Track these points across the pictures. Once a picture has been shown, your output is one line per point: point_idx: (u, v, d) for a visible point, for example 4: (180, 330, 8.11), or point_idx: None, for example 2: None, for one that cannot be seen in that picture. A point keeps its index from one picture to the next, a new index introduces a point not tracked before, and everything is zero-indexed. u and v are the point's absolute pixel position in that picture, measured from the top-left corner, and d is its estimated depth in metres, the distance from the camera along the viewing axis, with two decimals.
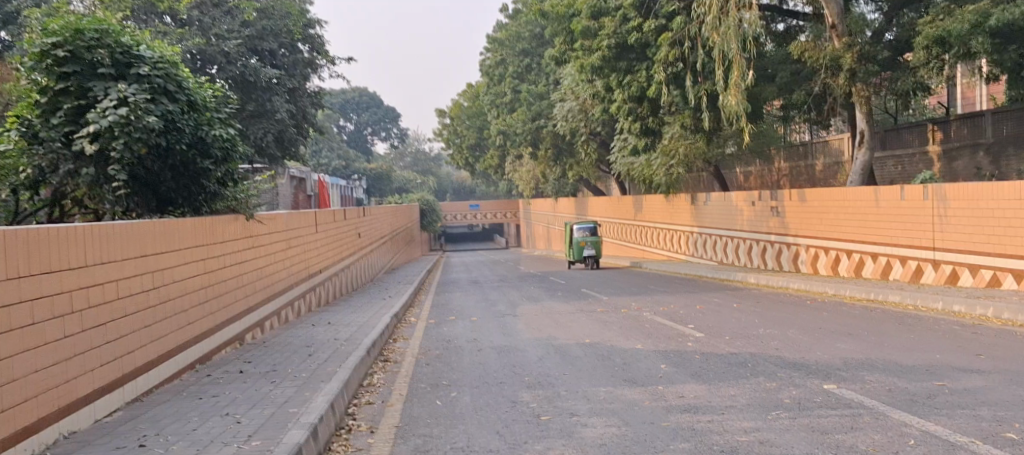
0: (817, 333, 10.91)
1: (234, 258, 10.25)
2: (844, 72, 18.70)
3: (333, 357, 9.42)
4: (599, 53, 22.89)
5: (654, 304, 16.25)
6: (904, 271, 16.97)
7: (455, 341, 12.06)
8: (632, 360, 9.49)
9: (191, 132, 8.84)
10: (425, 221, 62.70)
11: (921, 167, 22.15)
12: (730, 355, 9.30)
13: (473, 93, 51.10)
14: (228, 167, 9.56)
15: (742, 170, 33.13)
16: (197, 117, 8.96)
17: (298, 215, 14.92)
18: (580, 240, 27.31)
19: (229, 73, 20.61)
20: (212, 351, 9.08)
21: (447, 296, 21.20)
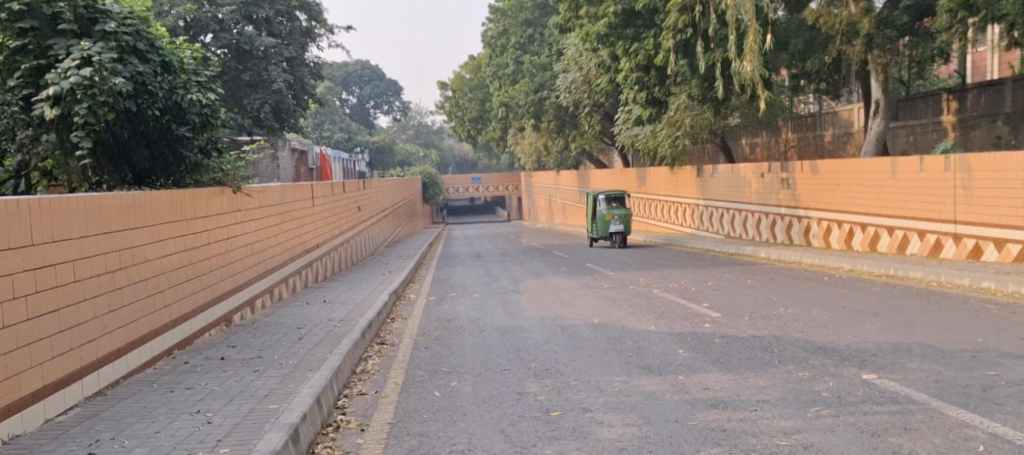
0: (841, 313, 10.24)
1: (220, 233, 9.60)
2: (861, 38, 17.92)
3: (321, 340, 8.70)
4: (605, 20, 22.13)
5: (664, 280, 15.57)
6: (923, 246, 16.20)
7: (455, 321, 11.40)
8: (645, 343, 8.82)
9: (165, 96, 8.27)
10: (426, 195, 61.99)
11: (937, 137, 21.32)
12: (751, 339, 8.63)
13: (474, 64, 50.22)
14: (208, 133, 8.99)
15: (748, 141, 32.36)
16: (172, 79, 8.41)
17: (293, 187, 14.23)
18: (607, 213, 23.69)
19: (221, 38, 20.02)
20: (194, 334, 8.48)
21: (449, 271, 20.55)
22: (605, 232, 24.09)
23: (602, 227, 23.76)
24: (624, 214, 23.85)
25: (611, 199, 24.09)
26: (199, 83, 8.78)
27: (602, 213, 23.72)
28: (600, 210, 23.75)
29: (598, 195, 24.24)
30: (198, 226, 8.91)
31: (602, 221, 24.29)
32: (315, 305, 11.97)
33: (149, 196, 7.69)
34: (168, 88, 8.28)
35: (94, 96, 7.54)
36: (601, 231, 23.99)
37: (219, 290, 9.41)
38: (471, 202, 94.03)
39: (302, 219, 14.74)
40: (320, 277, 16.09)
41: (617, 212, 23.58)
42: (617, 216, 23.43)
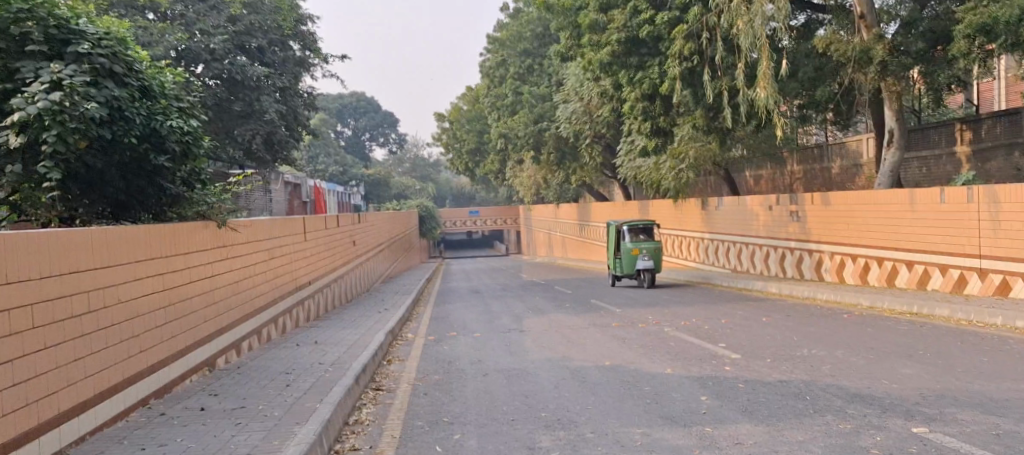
0: (869, 353, 9.62)
1: (205, 272, 9.00)
2: (874, 66, 17.34)
3: (316, 387, 8.06)
4: (608, 48, 21.58)
5: (675, 317, 14.91)
6: (945, 282, 15.65)
7: (456, 363, 10.75)
8: (664, 388, 8.18)
9: (142, 122, 7.72)
10: (424, 228, 61.23)
11: (950, 169, 20.79)
12: (779, 385, 8.01)
13: (473, 96, 49.76)
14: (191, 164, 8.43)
15: (751, 174, 31.83)
16: (151, 105, 7.89)
17: (283, 221, 13.63)
18: (633, 247, 21.07)
19: (215, 69, 19.39)
20: (174, 381, 7.87)
21: (449, 307, 19.92)
22: (631, 267, 21.43)
23: (628, 263, 21.11)
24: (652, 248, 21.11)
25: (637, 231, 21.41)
26: (182, 111, 8.27)
27: (627, 247, 21.09)
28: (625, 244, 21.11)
29: (620, 226, 21.62)
30: (180, 264, 8.32)
31: (626, 255, 21.57)
32: (308, 347, 11.33)
33: (121, 232, 7.09)
34: (145, 114, 7.75)
35: (66, 123, 7.07)
36: (626, 267, 21.34)
37: (203, 332, 8.80)
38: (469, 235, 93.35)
39: (293, 254, 14.11)
40: (313, 316, 15.43)
41: (645, 245, 20.97)
42: (646, 250, 20.80)
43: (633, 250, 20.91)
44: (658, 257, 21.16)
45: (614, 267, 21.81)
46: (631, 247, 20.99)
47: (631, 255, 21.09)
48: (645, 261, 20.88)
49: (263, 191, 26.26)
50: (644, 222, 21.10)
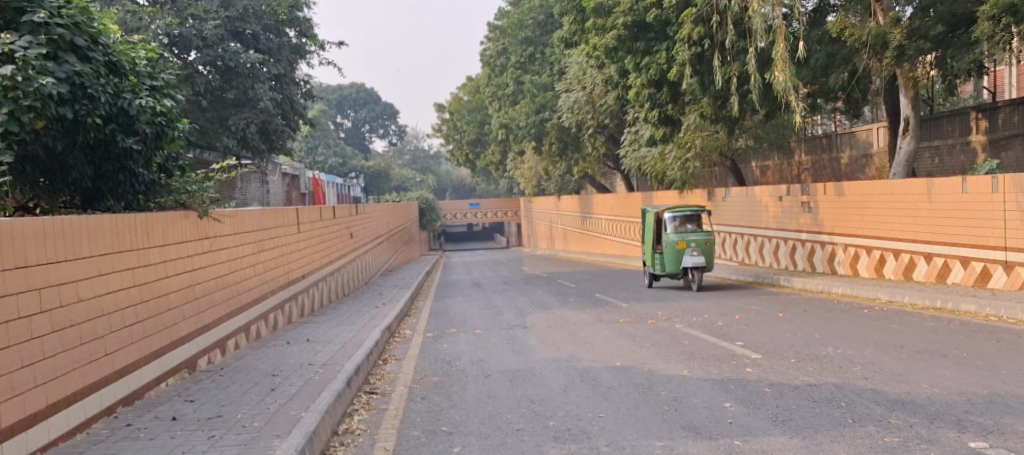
0: (899, 352, 8.96)
1: (183, 266, 8.37)
2: (891, 51, 16.71)
3: (301, 392, 7.39)
4: (614, 32, 20.98)
5: (686, 312, 14.23)
6: (966, 275, 14.96)
7: (457, 363, 10.07)
8: (683, 392, 7.53)
9: (108, 101, 7.29)
10: (425, 220, 60.51)
11: (965, 159, 20.06)
12: (808, 389, 7.36)
13: (473, 86, 48.97)
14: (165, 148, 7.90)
15: (759, 164, 31.12)
16: (117, 83, 7.42)
17: (275, 212, 12.97)
18: (679, 240, 17.56)
19: (206, 55, 18.66)
20: (147, 385, 7.30)
21: (449, 301, 19.28)
22: (676, 264, 17.82)
23: (672, 259, 17.64)
24: (703, 241, 17.48)
25: (682, 221, 17.78)
26: (154, 90, 7.89)
27: (671, 240, 17.54)
28: (670, 237, 17.61)
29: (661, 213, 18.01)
30: (154, 258, 7.67)
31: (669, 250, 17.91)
32: (298, 345, 10.66)
33: (84, 221, 6.49)
34: (112, 92, 7.32)
35: (18, 100, 6.74)
36: (670, 264, 17.76)
37: (181, 332, 8.18)
38: (469, 227, 92.68)
39: (286, 247, 13.44)
40: (308, 313, 14.74)
41: (693, 237, 17.48)
42: (694, 244, 17.33)
43: (679, 243, 17.45)
44: (709, 253, 17.56)
45: (655, 264, 18.34)
46: (677, 241, 17.50)
47: (676, 250, 17.61)
48: (695, 257, 17.40)
49: (257, 181, 25.48)
50: (692, 209, 17.50)
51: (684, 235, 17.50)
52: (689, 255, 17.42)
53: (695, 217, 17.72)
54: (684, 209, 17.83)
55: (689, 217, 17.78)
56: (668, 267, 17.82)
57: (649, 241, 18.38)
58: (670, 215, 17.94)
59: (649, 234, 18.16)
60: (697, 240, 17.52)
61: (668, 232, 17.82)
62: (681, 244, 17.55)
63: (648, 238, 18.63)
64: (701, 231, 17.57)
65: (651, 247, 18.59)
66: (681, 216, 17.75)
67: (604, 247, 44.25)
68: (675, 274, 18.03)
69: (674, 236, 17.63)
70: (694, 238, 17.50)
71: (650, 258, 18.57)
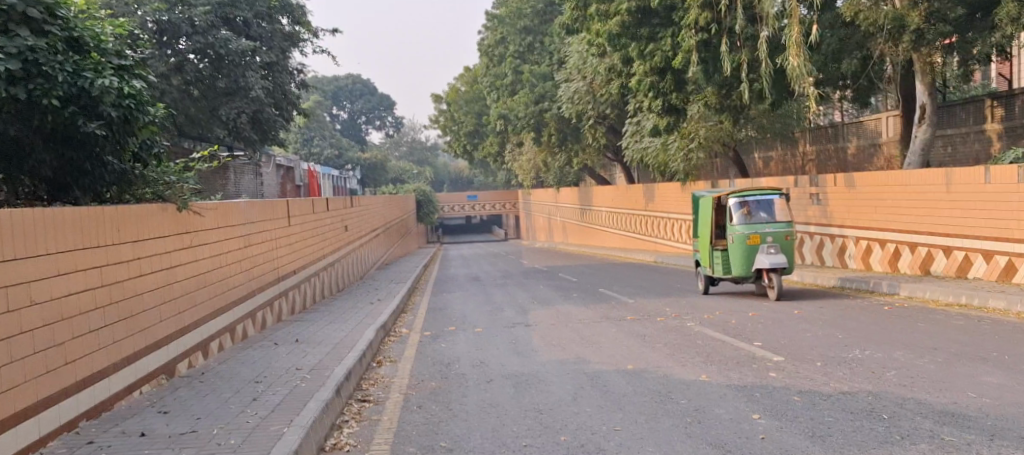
0: (932, 355, 8.35)
1: (158, 264, 7.71)
2: (908, 35, 15.96)
3: (285, 404, 6.81)
4: (617, 18, 20.18)
5: (695, 309, 13.61)
6: (989, 269, 14.35)
7: (456, 365, 9.45)
8: (705, 402, 6.92)
9: (65, 80, 6.81)
10: (422, 213, 59.81)
11: (979, 148, 19.40)
12: (840, 399, 6.77)
13: (471, 77, 48.23)
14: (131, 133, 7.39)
15: (760, 155, 30.39)
16: (74, 61, 6.92)
17: (263, 205, 12.28)
18: (749, 233, 13.62)
19: (196, 42, 17.88)
20: (117, 395, 6.66)
21: (447, 296, 18.67)
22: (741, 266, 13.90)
23: (741, 259, 13.68)
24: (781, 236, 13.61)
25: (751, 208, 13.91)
26: (124, 70, 7.39)
27: (739, 234, 13.63)
28: (739, 230, 13.66)
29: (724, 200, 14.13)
30: (128, 255, 7.06)
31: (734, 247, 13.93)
32: (286, 346, 10.03)
33: (43, 215, 5.86)
34: (71, 70, 6.85)
35: None
36: (737, 265, 13.84)
37: (158, 334, 7.52)
38: (467, 219, 91.91)
39: (274, 241, 12.73)
40: (297, 309, 14.03)
41: (768, 231, 13.57)
42: (770, 239, 13.43)
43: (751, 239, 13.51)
44: (789, 251, 13.66)
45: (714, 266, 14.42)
46: (749, 234, 13.53)
47: (745, 247, 13.66)
48: (772, 256, 13.45)
49: (250, 173, 24.83)
50: (767, 195, 13.66)
51: (757, 227, 13.61)
52: (764, 254, 13.50)
53: (771, 204, 13.79)
54: (756, 194, 13.93)
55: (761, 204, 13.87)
56: (734, 270, 13.90)
57: (708, 235, 14.50)
58: (736, 202, 14.01)
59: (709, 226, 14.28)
60: (774, 234, 13.56)
61: (734, 224, 13.85)
62: (753, 239, 13.62)
63: (703, 231, 14.77)
64: (779, 222, 13.65)
65: (707, 244, 14.69)
66: (752, 203, 13.83)
67: (604, 239, 43.59)
68: (743, 278, 14.06)
69: (745, 229, 13.66)
70: (772, 231, 13.55)
71: (706, 259, 14.66)
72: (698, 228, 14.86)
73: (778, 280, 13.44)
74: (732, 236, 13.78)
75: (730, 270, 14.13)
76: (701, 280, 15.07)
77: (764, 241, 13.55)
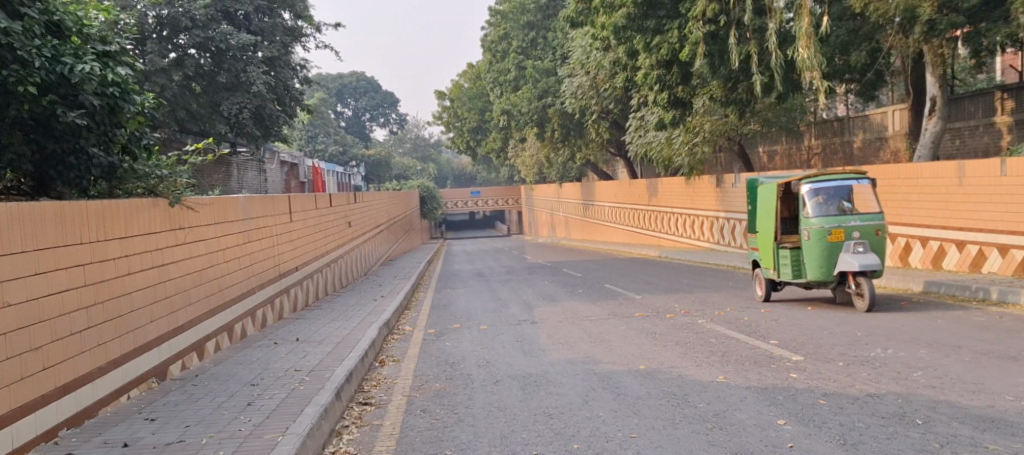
0: (958, 353, 7.99)
1: (148, 261, 7.33)
2: (920, 25, 15.46)
3: (281, 409, 6.46)
4: (623, 10, 19.78)
5: (706, 306, 13.24)
6: (1004, 264, 13.99)
7: (460, 365, 9.07)
8: (725, 406, 6.56)
9: (43, 66, 6.58)
10: (425, 209, 59.39)
11: (988, 141, 18.98)
12: (867, 401, 6.43)
13: (473, 72, 47.78)
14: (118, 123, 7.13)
15: (766, 149, 29.95)
16: (54, 47, 6.69)
17: (263, 200, 11.89)
18: (831, 228, 11.03)
19: (195, 36, 17.47)
20: (103, 400, 6.31)
21: (451, 293, 18.30)
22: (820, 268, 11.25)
23: (820, 259, 11.09)
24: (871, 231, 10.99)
25: (829, 195, 11.30)
26: (108, 57, 7.09)
27: (820, 229, 11.01)
28: (816, 225, 11.07)
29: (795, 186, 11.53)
30: (116, 251, 6.71)
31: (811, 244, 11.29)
32: (285, 346, 9.66)
33: (20, 210, 5.51)
34: (49, 55, 6.63)
35: None
36: (815, 268, 11.21)
37: (147, 334, 7.16)
38: (470, 215, 91.53)
39: (275, 237, 12.34)
40: (298, 306, 13.66)
41: (854, 224, 10.99)
42: (859, 235, 10.86)
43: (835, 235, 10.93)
44: (881, 249, 11.04)
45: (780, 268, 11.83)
46: (830, 229, 10.96)
47: (825, 245, 11.06)
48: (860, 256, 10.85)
49: (252, 170, 24.50)
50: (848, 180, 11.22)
51: (841, 220, 11.02)
52: (850, 253, 10.91)
53: (853, 192, 11.22)
54: (834, 180, 11.37)
55: (841, 190, 11.29)
56: (809, 273, 11.31)
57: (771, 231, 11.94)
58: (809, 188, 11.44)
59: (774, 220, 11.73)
60: (862, 229, 10.95)
61: (809, 216, 11.24)
62: (836, 235, 11.02)
63: (764, 226, 12.21)
64: (866, 213, 11.07)
65: (770, 242, 12.11)
66: (830, 190, 11.26)
67: (608, 235, 43.17)
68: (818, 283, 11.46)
69: (824, 222, 11.07)
70: (858, 225, 10.95)
71: (769, 259, 12.08)
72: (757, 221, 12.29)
73: (869, 285, 10.92)
74: (808, 231, 11.19)
75: (802, 273, 11.51)
76: (760, 286, 12.49)
77: (849, 237, 10.96)
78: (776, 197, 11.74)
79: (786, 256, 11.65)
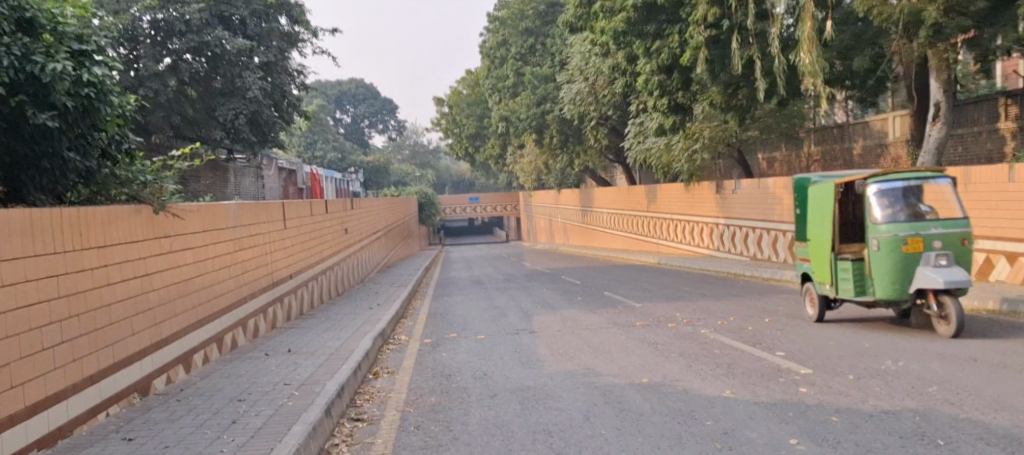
0: (972, 366, 7.72)
1: (126, 272, 7.07)
2: (926, 28, 15.16)
3: (267, 428, 6.18)
4: (623, 15, 19.54)
5: (709, 315, 12.95)
6: (1012, 272, 13.70)
7: (457, 378, 8.78)
8: (732, 423, 6.29)
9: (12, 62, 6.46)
10: (423, 216, 59.07)
11: (993, 147, 18.69)
12: (881, 417, 6.16)
13: (472, 78, 47.50)
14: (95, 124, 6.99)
15: (766, 155, 29.69)
16: (26, 44, 6.58)
17: (257, 207, 11.63)
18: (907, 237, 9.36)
19: (191, 40, 17.13)
20: (76, 420, 6.18)
21: (448, 301, 18.01)
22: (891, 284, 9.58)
23: (892, 274, 9.43)
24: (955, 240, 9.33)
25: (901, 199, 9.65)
26: (84, 55, 6.93)
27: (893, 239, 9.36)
28: (888, 233, 9.41)
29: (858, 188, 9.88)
30: (91, 262, 6.54)
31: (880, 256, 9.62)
32: (276, 358, 9.38)
33: None
34: (19, 53, 6.52)
35: None
36: (885, 285, 9.53)
37: (125, 348, 6.92)
38: (468, 221, 91.25)
39: (269, 245, 12.07)
40: (293, 315, 13.38)
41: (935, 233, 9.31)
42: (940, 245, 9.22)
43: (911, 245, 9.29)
44: (966, 262, 9.39)
45: (839, 283, 10.20)
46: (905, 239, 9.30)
47: (899, 257, 9.40)
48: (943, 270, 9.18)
49: (248, 176, 24.21)
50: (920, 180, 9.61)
51: (918, 227, 9.36)
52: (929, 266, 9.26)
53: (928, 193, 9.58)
54: (905, 179, 9.72)
55: (915, 192, 9.64)
56: (878, 291, 9.62)
57: (826, 240, 10.35)
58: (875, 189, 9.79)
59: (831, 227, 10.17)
60: (944, 238, 9.30)
61: (878, 223, 9.57)
62: (913, 246, 9.35)
63: (817, 233, 10.57)
64: (946, 218, 9.42)
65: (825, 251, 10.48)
66: (901, 191, 9.65)
67: (607, 242, 42.89)
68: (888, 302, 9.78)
69: (897, 229, 9.40)
70: (940, 233, 9.29)
71: (825, 273, 10.46)
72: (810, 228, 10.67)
73: (956, 307, 9.16)
74: (876, 240, 9.53)
75: (867, 289, 9.88)
76: (813, 304, 10.89)
77: (929, 247, 9.30)
78: (834, 199, 10.16)
79: (848, 270, 10.00)
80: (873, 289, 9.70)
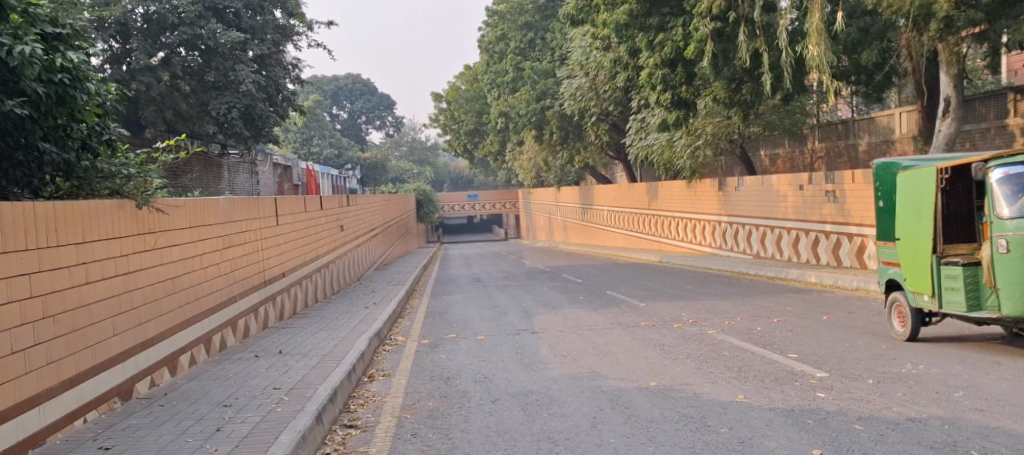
0: (996, 370, 7.37)
1: (109, 269, 6.71)
2: (936, 21, 14.80)
3: (253, 437, 5.80)
4: (625, 7, 19.16)
5: (715, 314, 12.58)
6: None
7: (456, 381, 8.41)
8: (748, 431, 5.92)
9: None
10: (421, 213, 58.68)
11: (1001, 144, 18.27)
12: (905, 426, 5.80)
13: (470, 74, 47.07)
14: (71, 114, 6.73)
15: (768, 152, 29.31)
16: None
17: (248, 202, 11.24)
18: None
19: (183, 33, 16.71)
20: (53, 426, 5.83)
21: (446, 300, 17.65)
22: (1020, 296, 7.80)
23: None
24: None
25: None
26: (58, 39, 6.65)
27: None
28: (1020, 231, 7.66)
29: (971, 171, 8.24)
30: (70, 258, 6.19)
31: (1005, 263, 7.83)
32: (267, 359, 9.01)
33: None
34: None
35: None
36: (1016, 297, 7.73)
37: (106, 349, 6.55)
38: (467, 219, 90.92)
39: (260, 242, 11.68)
40: (285, 314, 12.99)
41: None
42: None
43: None
44: None
45: (944, 294, 8.44)
46: None
47: None
48: None
49: (243, 172, 23.84)
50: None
51: None
52: None
53: None
54: None
55: None
56: (1006, 305, 7.82)
57: (926, 240, 8.66)
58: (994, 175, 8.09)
59: (931, 222, 8.55)
60: None
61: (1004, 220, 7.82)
62: None
63: (912, 232, 8.89)
64: None
65: (923, 254, 8.78)
66: None
67: (606, 239, 42.54)
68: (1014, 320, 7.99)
69: None
70: None
71: (924, 280, 8.70)
72: (904, 226, 9.00)
73: None
74: (1004, 240, 7.78)
75: (986, 303, 8.10)
76: (904, 319, 9.09)
77: None
78: (937, 188, 8.56)
79: (958, 277, 8.27)
80: (997, 302, 7.93)
